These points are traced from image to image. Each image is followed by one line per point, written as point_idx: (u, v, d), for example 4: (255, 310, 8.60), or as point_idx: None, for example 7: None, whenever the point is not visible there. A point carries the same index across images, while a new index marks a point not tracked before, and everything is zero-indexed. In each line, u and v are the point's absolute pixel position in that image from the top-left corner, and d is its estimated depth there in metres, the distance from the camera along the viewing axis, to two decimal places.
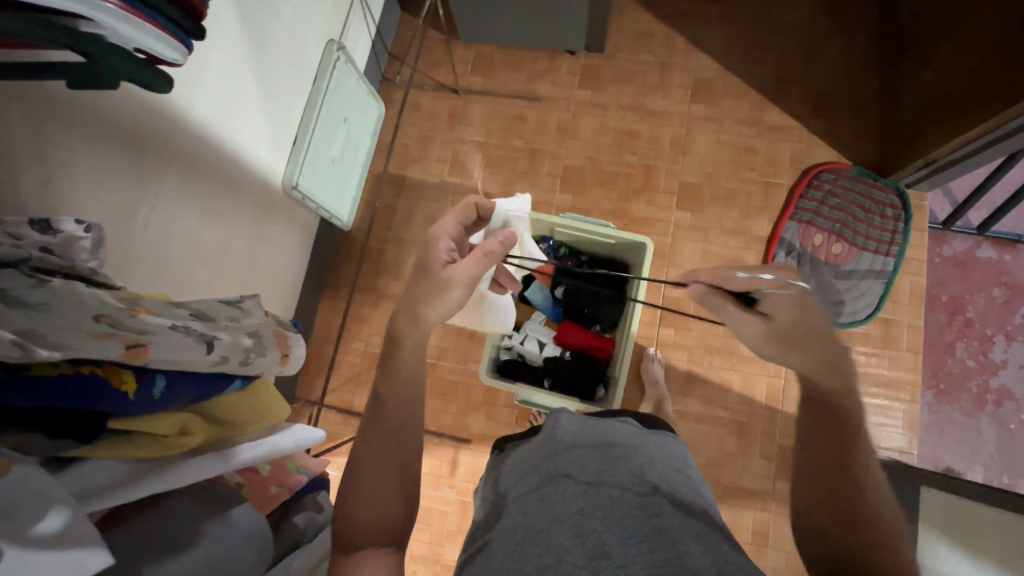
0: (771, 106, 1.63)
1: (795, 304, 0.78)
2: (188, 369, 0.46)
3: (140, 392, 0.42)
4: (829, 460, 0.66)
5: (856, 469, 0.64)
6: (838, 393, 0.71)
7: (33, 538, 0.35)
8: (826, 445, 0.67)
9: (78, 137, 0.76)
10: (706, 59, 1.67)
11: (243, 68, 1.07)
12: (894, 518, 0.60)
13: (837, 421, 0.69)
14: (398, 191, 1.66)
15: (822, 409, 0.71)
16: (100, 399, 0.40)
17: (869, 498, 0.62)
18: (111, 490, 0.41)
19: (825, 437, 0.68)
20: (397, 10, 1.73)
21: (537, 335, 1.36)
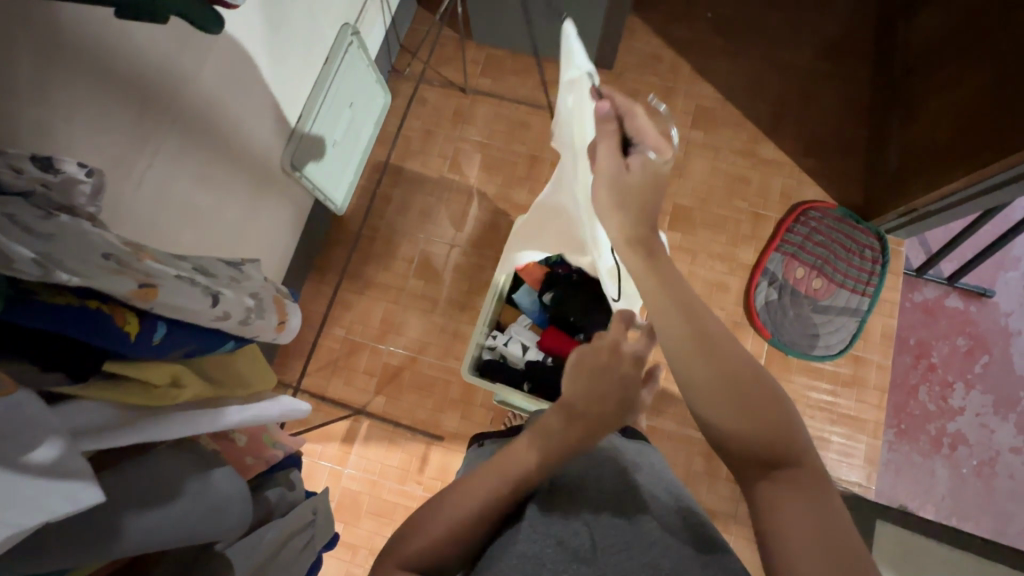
0: (767, 141, 1.69)
1: (645, 167, 0.71)
2: (188, 320, 0.46)
3: (142, 334, 0.42)
4: (735, 399, 0.56)
5: (758, 391, 0.56)
6: (691, 313, 0.62)
7: (30, 465, 0.35)
8: (721, 383, 0.57)
9: (81, 81, 0.75)
10: (709, 88, 1.72)
11: (258, 39, 1.07)
12: (803, 434, 0.55)
13: (712, 347, 0.59)
14: (395, 181, 1.66)
15: (695, 335, 0.60)
16: (108, 338, 0.40)
17: (781, 421, 0.55)
18: (102, 431, 0.40)
19: (715, 369, 0.58)
20: (413, 3, 1.74)
21: (521, 337, 1.37)
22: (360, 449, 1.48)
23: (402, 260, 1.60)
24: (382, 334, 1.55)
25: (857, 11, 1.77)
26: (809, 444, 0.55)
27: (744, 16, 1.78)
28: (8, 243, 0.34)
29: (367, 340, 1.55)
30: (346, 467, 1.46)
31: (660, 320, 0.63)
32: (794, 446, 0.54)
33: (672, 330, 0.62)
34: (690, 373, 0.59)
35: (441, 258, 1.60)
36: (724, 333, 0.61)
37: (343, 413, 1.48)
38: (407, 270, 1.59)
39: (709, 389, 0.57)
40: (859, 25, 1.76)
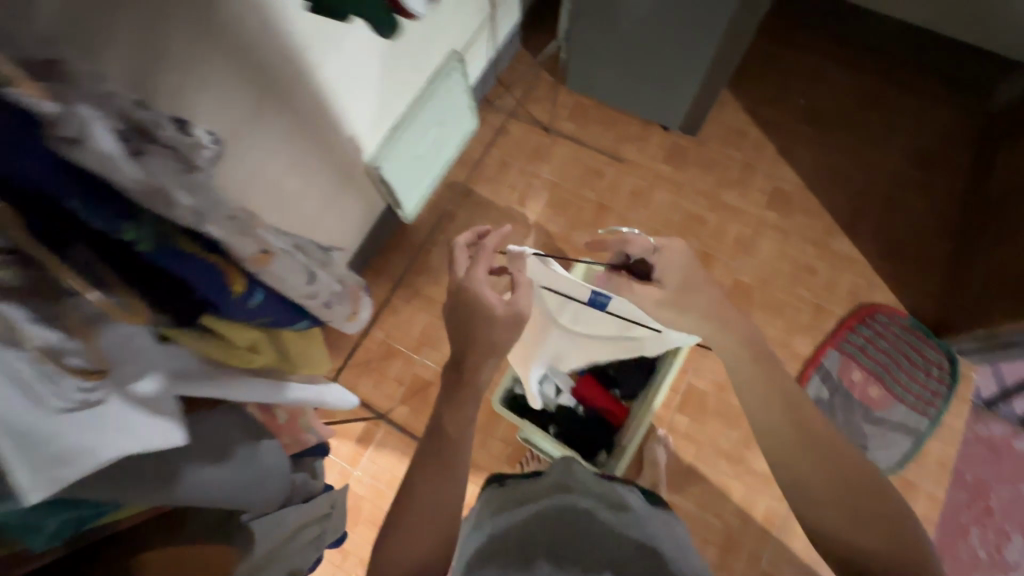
0: (842, 236, 1.64)
1: (677, 266, 0.93)
2: (282, 291, 0.49)
3: (243, 295, 0.45)
4: (832, 503, 0.66)
5: (855, 496, 0.66)
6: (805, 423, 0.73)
7: (132, 393, 0.43)
8: (819, 488, 0.68)
9: (220, 60, 0.82)
10: (791, 172, 1.71)
11: (375, 49, 1.15)
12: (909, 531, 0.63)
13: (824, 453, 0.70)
14: (464, 202, 1.70)
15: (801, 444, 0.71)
16: (216, 291, 0.43)
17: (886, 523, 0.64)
18: (186, 379, 0.48)
19: (815, 476, 0.69)
20: (517, 42, 1.82)
21: (555, 380, 1.33)
22: (373, 454, 1.48)
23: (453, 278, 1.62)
24: (420, 345, 1.57)
25: (959, 124, 1.72)
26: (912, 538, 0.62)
27: (839, 109, 1.76)
28: (168, 189, 0.38)
29: (403, 348, 1.56)
30: (356, 469, 1.46)
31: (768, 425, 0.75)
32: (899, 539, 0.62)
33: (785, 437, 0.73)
34: (792, 477, 0.71)
35: None
36: (835, 443, 0.71)
37: (365, 415, 1.49)
38: None
39: (812, 492, 0.68)
40: (960, 139, 1.71)
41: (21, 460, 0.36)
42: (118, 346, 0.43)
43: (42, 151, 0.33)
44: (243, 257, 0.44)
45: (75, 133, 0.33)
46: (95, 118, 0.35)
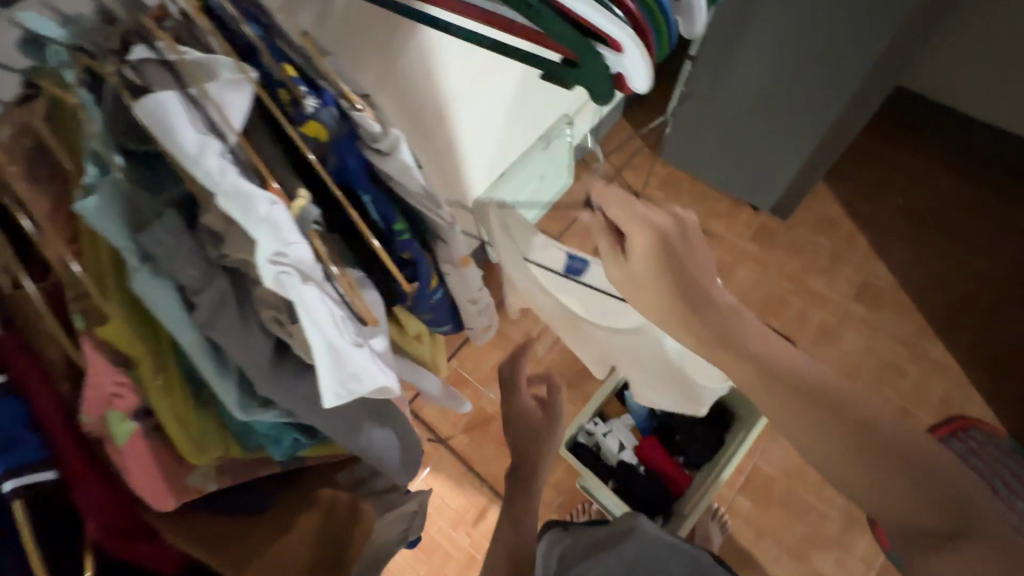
0: (934, 342, 1.57)
1: (653, 250, 0.64)
2: (456, 292, 0.48)
3: (432, 289, 0.44)
4: (806, 447, 0.52)
5: (837, 415, 0.50)
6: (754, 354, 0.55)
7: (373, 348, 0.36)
8: (798, 429, 0.51)
9: (389, 102, 0.96)
10: (883, 268, 1.68)
11: (504, 107, 1.28)
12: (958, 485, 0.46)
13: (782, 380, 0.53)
14: None
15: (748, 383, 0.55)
16: (417, 278, 0.42)
17: (977, 525, 0.44)
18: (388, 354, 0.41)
19: (826, 438, 0.50)
20: (619, 113, 1.95)
21: (621, 435, 1.35)
22: (427, 477, 1.50)
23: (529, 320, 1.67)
24: (487, 380, 1.60)
25: None
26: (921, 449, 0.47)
27: (942, 212, 1.73)
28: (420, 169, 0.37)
29: (471, 380, 1.60)
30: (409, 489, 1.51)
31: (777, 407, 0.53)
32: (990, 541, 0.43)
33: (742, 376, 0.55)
34: (830, 469, 0.50)
35: None
36: (757, 347, 0.56)
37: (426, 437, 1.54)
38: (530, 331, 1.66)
39: (896, 496, 0.46)
40: None
41: (328, 372, 0.31)
42: (381, 306, 0.39)
43: (351, 143, 0.35)
44: (449, 256, 0.44)
45: (383, 139, 0.35)
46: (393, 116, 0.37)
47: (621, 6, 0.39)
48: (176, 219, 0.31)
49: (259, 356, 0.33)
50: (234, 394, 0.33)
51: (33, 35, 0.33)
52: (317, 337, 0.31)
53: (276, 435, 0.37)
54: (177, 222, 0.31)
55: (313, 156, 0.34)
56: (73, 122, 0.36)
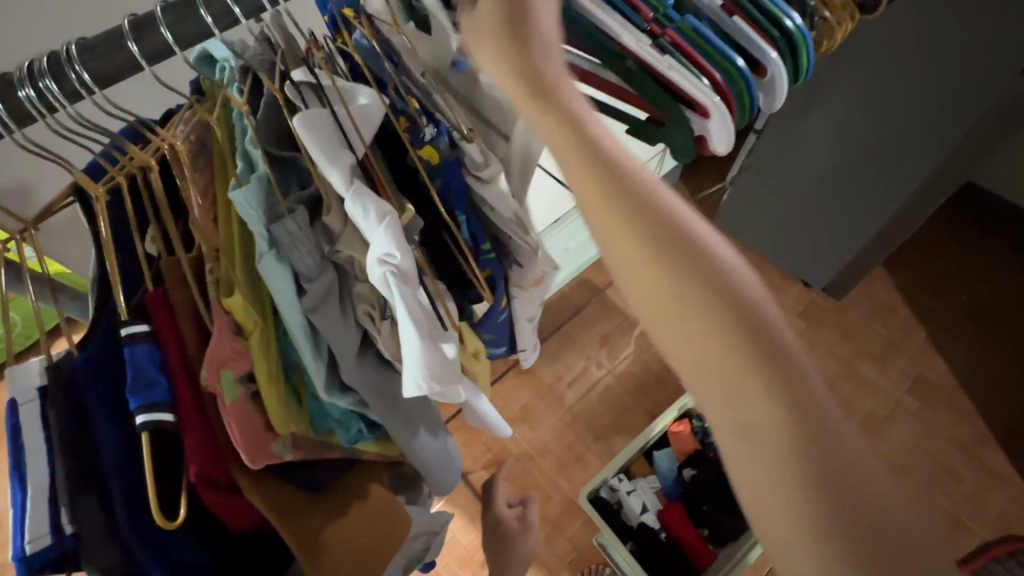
0: (993, 450, 1.47)
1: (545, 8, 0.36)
2: (519, 315, 0.51)
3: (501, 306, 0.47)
4: (639, 293, 0.32)
5: (682, 248, 0.30)
6: (578, 131, 0.33)
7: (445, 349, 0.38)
8: (624, 262, 0.32)
9: None
10: (942, 364, 1.59)
11: None
12: (815, 387, 0.29)
13: (621, 185, 0.31)
14: (590, 298, 1.78)
15: (567, 182, 0.33)
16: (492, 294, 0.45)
17: (834, 447, 0.27)
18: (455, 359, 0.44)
19: (656, 280, 0.30)
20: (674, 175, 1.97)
21: (644, 496, 1.32)
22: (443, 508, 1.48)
23: (564, 366, 1.67)
24: (515, 419, 1.59)
25: None
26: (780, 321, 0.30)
27: (1008, 314, 1.66)
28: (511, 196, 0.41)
29: None
30: None
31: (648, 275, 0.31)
32: (844, 478, 0.27)
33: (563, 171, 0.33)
34: (674, 339, 0.31)
35: (601, 382, 1.65)
36: (594, 132, 0.33)
37: None
38: (564, 377, 1.65)
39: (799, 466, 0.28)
40: None
41: (417, 365, 0.35)
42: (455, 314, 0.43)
43: (455, 169, 0.40)
44: (521, 279, 0.47)
45: (484, 168, 0.40)
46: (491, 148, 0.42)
47: (708, 76, 0.43)
48: (305, 215, 0.36)
49: (349, 345, 0.36)
50: (322, 378, 0.36)
51: (213, 56, 0.40)
52: (407, 333, 0.34)
53: (347, 425, 0.39)
54: (306, 218, 0.35)
55: (425, 177, 0.38)
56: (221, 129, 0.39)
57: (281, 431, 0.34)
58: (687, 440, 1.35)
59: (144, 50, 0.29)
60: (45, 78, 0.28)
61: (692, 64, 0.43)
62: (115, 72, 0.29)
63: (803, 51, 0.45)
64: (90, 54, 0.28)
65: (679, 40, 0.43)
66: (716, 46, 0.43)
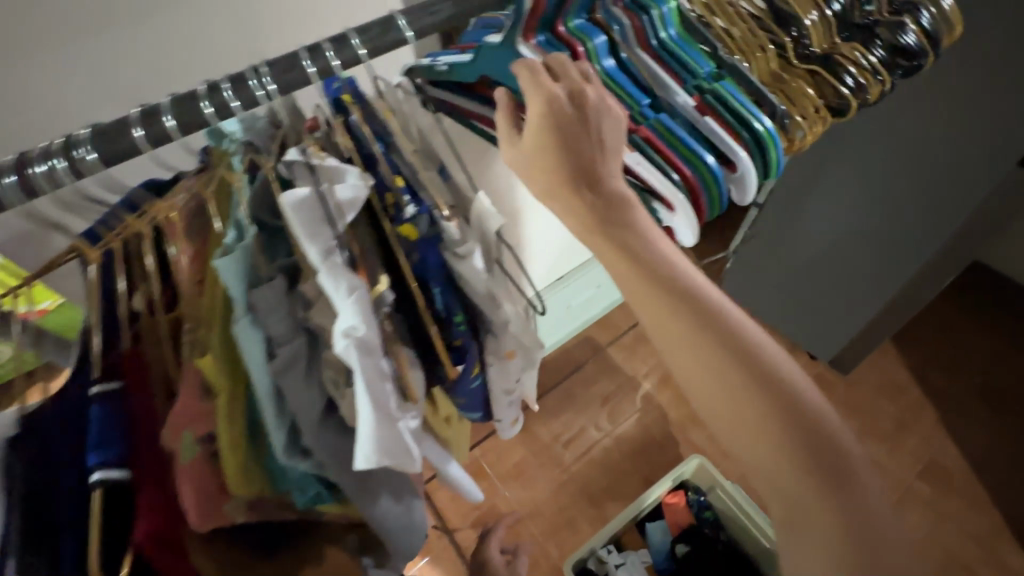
0: (1011, 547, 1.39)
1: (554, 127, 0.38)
2: (494, 387, 0.51)
3: (474, 374, 0.48)
4: (689, 373, 0.37)
5: (724, 339, 0.36)
6: (638, 245, 0.37)
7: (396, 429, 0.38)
8: (686, 359, 0.37)
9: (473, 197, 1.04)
10: (955, 448, 1.53)
11: None
12: (835, 440, 0.36)
13: (683, 297, 0.36)
14: (592, 355, 1.77)
15: (629, 291, 0.38)
16: (461, 362, 0.47)
17: (863, 508, 0.35)
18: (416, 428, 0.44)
19: (716, 380, 0.36)
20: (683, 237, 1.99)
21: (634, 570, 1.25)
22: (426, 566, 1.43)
23: (561, 424, 1.65)
24: (508, 476, 1.56)
25: None
26: (819, 405, 0.36)
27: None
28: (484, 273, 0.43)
29: (492, 473, 1.56)
30: None
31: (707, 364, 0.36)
32: (872, 533, 0.34)
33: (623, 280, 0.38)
34: (720, 406, 0.36)
35: (598, 443, 1.61)
36: (653, 244, 0.38)
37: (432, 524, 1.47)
38: (561, 435, 1.62)
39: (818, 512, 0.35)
40: None
41: (367, 444, 0.36)
42: (423, 386, 0.44)
43: (433, 247, 0.42)
44: (495, 349, 0.47)
45: (462, 245, 0.42)
46: (473, 227, 0.43)
47: (679, 172, 0.46)
48: (282, 283, 0.38)
49: (311, 412, 0.38)
50: (282, 441, 0.37)
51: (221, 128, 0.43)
52: (362, 412, 0.36)
53: (305, 487, 0.40)
54: (283, 286, 0.38)
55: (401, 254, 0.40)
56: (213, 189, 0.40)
57: (236, 493, 0.36)
58: (681, 512, 1.29)
59: (150, 135, 0.32)
60: (55, 159, 0.30)
61: (660, 160, 0.46)
62: (122, 154, 0.32)
63: (772, 150, 0.48)
64: (103, 140, 0.31)
65: (651, 135, 0.46)
66: (686, 143, 0.47)
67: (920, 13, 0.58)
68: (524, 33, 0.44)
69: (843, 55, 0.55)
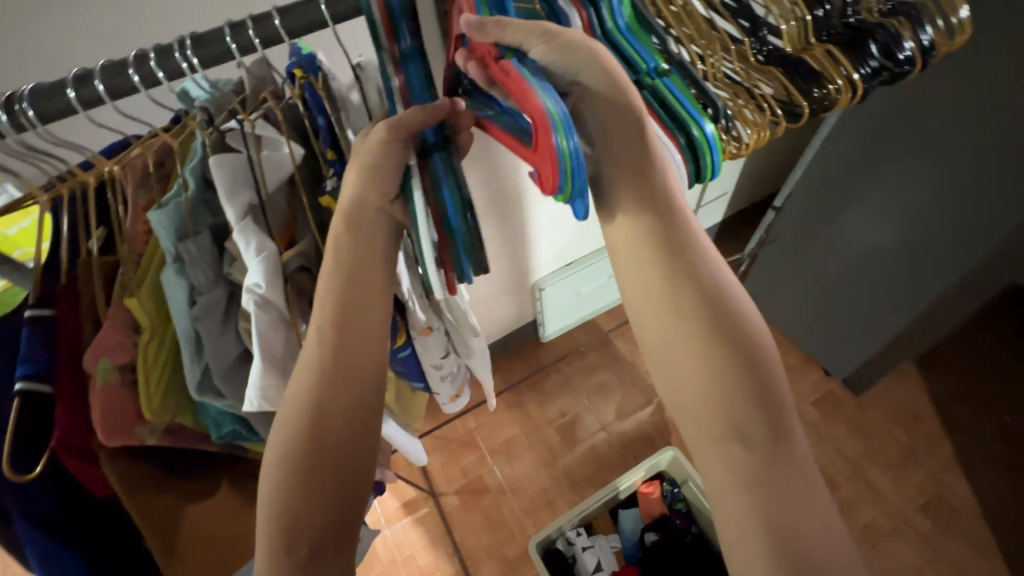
0: None
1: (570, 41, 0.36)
2: (418, 354, 0.64)
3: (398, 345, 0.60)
4: (646, 278, 0.38)
5: (679, 249, 0.38)
6: (651, 182, 0.38)
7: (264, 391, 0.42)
8: (653, 309, 0.38)
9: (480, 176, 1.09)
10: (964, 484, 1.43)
11: None
12: (768, 366, 0.36)
13: (675, 246, 0.38)
14: (598, 345, 1.76)
15: (632, 227, 0.38)
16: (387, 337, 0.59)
17: (793, 492, 0.33)
18: None
19: (671, 280, 0.37)
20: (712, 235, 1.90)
21: (601, 554, 1.27)
22: (409, 524, 1.50)
23: (555, 408, 1.66)
24: (497, 451, 1.60)
25: None
26: (778, 378, 0.36)
27: None
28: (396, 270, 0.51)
29: (482, 446, 1.61)
30: (387, 529, 1.50)
31: (662, 270, 0.38)
32: (796, 538, 0.32)
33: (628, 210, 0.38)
34: (665, 309, 0.37)
35: (588, 431, 1.62)
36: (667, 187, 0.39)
37: (420, 484, 1.54)
38: (554, 419, 1.65)
39: (735, 426, 0.35)
40: None
41: (256, 385, 0.41)
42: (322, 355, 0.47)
43: None
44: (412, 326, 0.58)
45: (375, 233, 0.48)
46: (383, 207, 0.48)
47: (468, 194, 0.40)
48: (208, 240, 0.42)
49: (224, 356, 0.43)
50: (195, 378, 0.42)
51: (188, 93, 0.47)
52: (258, 355, 0.41)
53: (221, 423, 0.46)
54: (208, 243, 0.42)
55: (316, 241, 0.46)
56: (186, 145, 0.45)
57: (152, 418, 0.41)
58: (653, 501, 1.30)
59: (80, 97, 0.36)
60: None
61: (455, 175, 0.40)
62: (56, 112, 0.36)
63: (707, 156, 0.46)
64: (37, 98, 0.35)
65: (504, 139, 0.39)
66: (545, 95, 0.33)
67: (920, 30, 0.55)
68: (383, 39, 0.39)
69: (814, 59, 0.54)
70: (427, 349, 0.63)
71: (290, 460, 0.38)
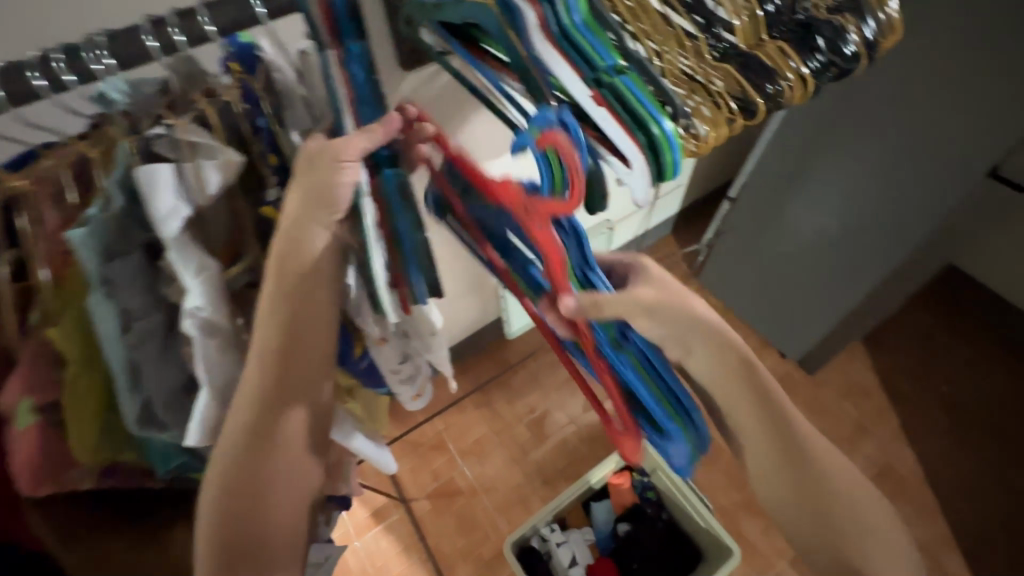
0: (986, 559, 1.29)
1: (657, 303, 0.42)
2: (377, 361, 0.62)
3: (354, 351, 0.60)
4: (734, 417, 0.45)
5: (756, 393, 0.44)
6: (723, 345, 0.43)
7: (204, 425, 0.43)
8: (743, 436, 0.46)
9: None
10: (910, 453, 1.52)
11: None
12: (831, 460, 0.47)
13: (754, 389, 0.44)
14: None
15: (714, 381, 0.44)
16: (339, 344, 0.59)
17: (856, 533, 0.47)
18: None
19: (757, 419, 0.45)
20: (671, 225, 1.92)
21: (575, 548, 1.28)
22: (380, 533, 1.47)
23: (524, 405, 1.66)
24: (468, 452, 1.58)
25: None
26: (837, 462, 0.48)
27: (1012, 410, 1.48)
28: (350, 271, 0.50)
29: (452, 447, 1.59)
30: (357, 539, 1.45)
31: (747, 413, 0.45)
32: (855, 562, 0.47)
33: (705, 367, 0.44)
34: (752, 441, 0.46)
35: (558, 426, 1.62)
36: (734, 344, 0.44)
37: (390, 492, 1.51)
38: (523, 416, 1.64)
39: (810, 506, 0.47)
40: None
41: (199, 423, 0.43)
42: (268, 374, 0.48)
43: None
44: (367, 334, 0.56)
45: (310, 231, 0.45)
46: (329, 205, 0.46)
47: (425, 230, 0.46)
48: (141, 260, 0.39)
49: (165, 386, 0.42)
50: (135, 415, 0.42)
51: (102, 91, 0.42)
52: (206, 386, 0.42)
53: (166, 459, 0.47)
54: (140, 264, 0.39)
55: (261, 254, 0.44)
56: (104, 153, 0.40)
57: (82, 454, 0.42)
58: (625, 492, 1.32)
59: None
60: None
61: (410, 208, 0.44)
62: None
63: (670, 156, 0.46)
64: None
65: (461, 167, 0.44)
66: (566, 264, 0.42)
67: (863, 23, 0.56)
68: (324, 35, 0.38)
69: (766, 55, 0.54)
70: (385, 356, 0.61)
71: (246, 461, 0.44)
